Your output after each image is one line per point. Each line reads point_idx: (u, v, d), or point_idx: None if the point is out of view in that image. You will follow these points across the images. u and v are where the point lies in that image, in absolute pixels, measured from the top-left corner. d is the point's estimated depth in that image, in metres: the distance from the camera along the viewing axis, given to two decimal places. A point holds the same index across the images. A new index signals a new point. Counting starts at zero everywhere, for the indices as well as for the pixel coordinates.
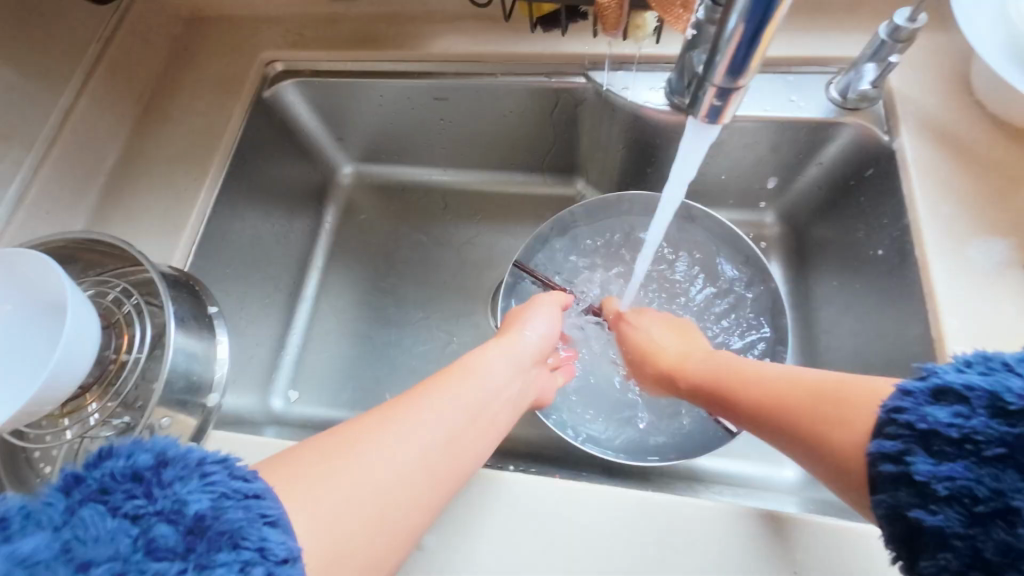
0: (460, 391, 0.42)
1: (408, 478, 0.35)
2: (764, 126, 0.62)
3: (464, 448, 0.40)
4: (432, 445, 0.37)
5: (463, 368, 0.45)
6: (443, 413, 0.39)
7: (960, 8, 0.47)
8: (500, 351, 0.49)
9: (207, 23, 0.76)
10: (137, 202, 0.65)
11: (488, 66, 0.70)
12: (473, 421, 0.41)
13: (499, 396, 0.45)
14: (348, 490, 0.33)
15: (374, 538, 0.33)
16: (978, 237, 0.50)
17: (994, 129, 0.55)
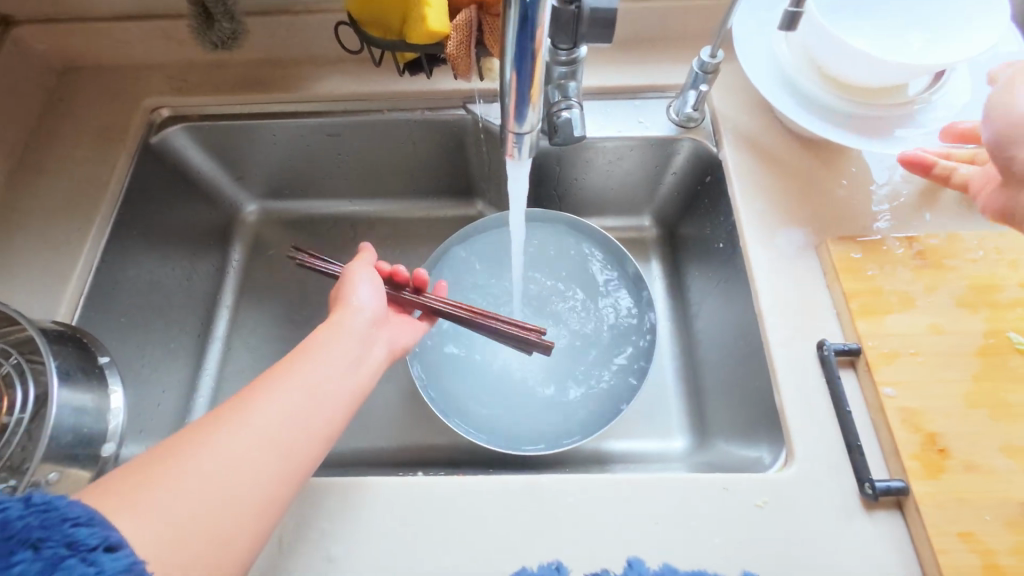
0: (293, 374, 0.45)
1: (247, 463, 0.39)
2: (622, 144, 0.72)
3: (304, 427, 0.42)
4: (263, 431, 0.40)
5: (300, 352, 0.47)
6: (270, 402, 0.42)
7: (743, 49, 0.60)
8: (333, 326, 0.50)
9: (83, 73, 0.75)
10: (15, 260, 0.63)
11: (375, 104, 0.75)
12: (311, 396, 0.44)
13: (340, 360, 0.47)
14: (180, 500, 0.36)
15: (223, 518, 0.37)
16: (785, 227, 0.62)
17: (793, 137, 0.68)
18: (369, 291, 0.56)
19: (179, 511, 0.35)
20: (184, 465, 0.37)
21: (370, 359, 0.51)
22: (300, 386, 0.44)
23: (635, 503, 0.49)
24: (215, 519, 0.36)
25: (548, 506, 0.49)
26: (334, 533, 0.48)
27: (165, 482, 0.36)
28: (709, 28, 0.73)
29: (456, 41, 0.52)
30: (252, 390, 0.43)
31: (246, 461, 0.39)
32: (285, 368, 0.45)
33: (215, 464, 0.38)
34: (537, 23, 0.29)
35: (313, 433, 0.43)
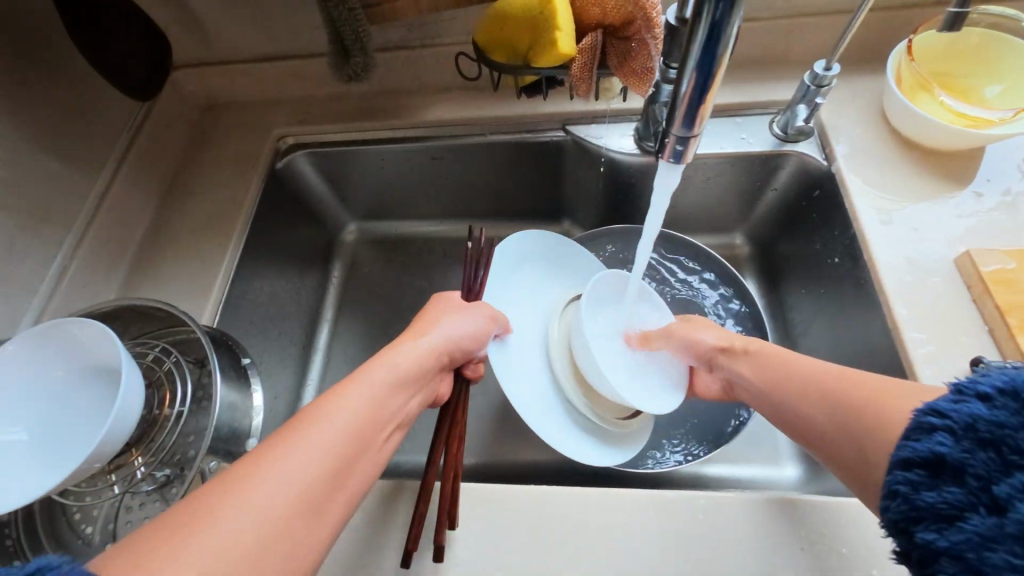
0: (333, 418, 0.39)
1: (292, 518, 0.33)
2: (723, 162, 0.72)
3: (353, 465, 0.38)
4: (313, 478, 0.35)
5: (350, 385, 0.42)
6: (324, 442, 0.37)
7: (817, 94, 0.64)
8: (395, 359, 0.46)
9: (223, 108, 0.84)
10: (167, 271, 0.70)
11: (478, 128, 0.79)
12: (363, 441, 0.39)
13: (392, 390, 0.44)
14: (221, 561, 0.29)
15: None
16: (915, 240, 0.59)
17: (910, 150, 0.65)
18: (473, 333, 0.53)
19: None
20: (241, 504, 0.32)
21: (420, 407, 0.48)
22: (356, 420, 0.39)
23: (777, 522, 0.47)
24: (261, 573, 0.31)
25: (681, 521, 0.48)
26: (464, 537, 0.49)
27: (199, 544, 0.29)
28: (810, 47, 0.73)
29: (579, 64, 0.55)
30: (302, 421, 0.38)
31: (293, 517, 0.33)
32: (336, 395, 0.40)
33: (269, 504, 0.33)
34: (723, 38, 0.31)
35: (356, 471, 0.38)
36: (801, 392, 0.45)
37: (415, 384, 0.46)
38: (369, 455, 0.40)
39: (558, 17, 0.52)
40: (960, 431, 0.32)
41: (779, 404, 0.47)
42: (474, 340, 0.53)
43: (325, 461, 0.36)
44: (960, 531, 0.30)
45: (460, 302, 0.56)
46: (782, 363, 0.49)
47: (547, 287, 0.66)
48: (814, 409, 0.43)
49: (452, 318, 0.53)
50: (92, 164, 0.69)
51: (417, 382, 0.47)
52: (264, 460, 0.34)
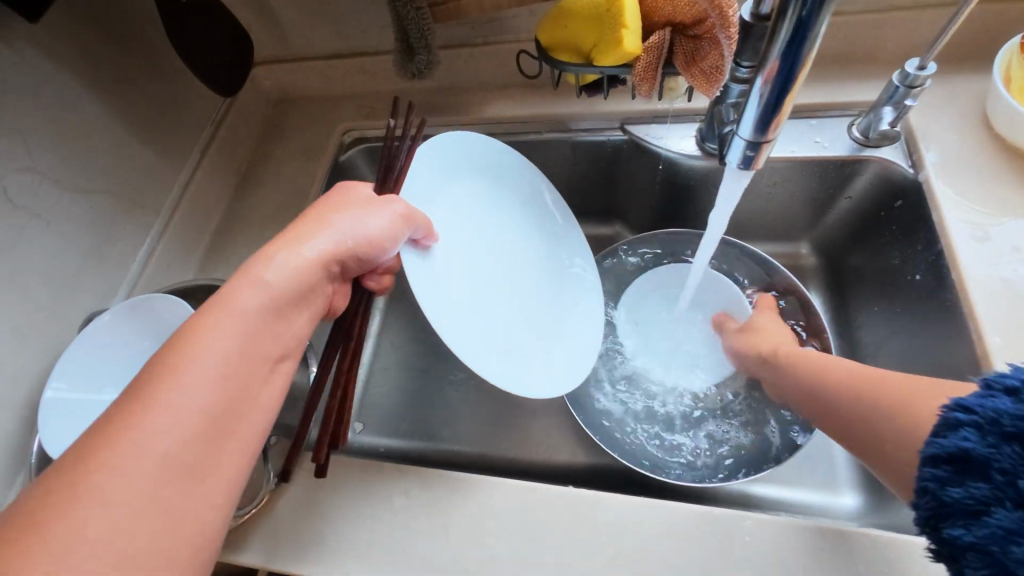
0: (214, 344, 0.37)
1: (189, 446, 0.34)
2: (794, 166, 0.67)
3: (232, 407, 0.37)
4: (201, 403, 0.35)
5: (228, 307, 0.39)
6: (207, 368, 0.36)
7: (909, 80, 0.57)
8: (275, 275, 0.42)
9: (294, 102, 0.89)
10: (238, 255, 0.75)
11: (535, 125, 0.78)
12: (249, 358, 0.38)
13: (265, 319, 0.41)
14: (124, 499, 0.31)
15: (176, 512, 0.33)
16: (1012, 261, 0.53)
17: (1012, 160, 0.59)
18: (370, 237, 0.47)
19: (110, 525, 0.30)
20: (106, 479, 0.31)
21: (311, 326, 0.45)
22: (221, 364, 0.37)
23: (832, 557, 0.44)
24: (173, 496, 0.33)
25: (724, 543, 0.46)
26: (499, 531, 0.50)
27: (96, 487, 0.30)
28: (899, 44, 0.67)
29: (644, 64, 0.53)
30: (156, 374, 0.35)
31: (192, 447, 0.34)
32: (195, 338, 0.37)
33: (140, 471, 0.32)
34: (812, 34, 0.28)
35: (237, 413, 0.37)
36: (839, 391, 0.47)
37: (296, 308, 0.43)
38: (251, 392, 0.38)
39: (626, 16, 0.51)
40: (985, 426, 0.33)
41: (817, 401, 0.49)
42: (375, 251, 0.48)
43: (194, 411, 0.35)
44: (986, 525, 0.31)
45: (349, 199, 0.50)
46: (816, 363, 0.52)
47: (478, 215, 0.62)
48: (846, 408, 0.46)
49: (339, 222, 0.47)
50: (179, 154, 0.75)
51: (298, 305, 0.44)
52: (122, 425, 0.33)
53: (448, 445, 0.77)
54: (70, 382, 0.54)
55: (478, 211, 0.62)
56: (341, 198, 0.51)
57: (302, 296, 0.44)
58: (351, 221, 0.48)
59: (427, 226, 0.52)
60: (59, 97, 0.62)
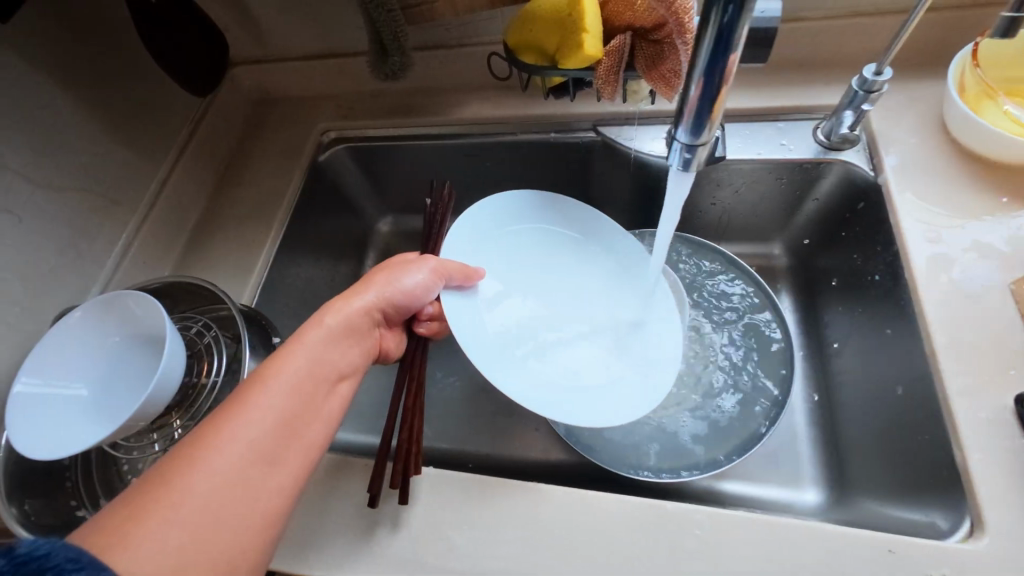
0: (281, 379, 0.43)
1: (254, 469, 0.38)
2: (760, 168, 0.68)
3: (302, 419, 0.42)
4: (268, 431, 0.40)
5: (294, 350, 0.46)
6: (276, 400, 0.41)
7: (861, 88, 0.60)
8: (334, 321, 0.49)
9: (274, 102, 0.90)
10: (215, 252, 0.76)
11: (510, 126, 0.79)
12: (310, 393, 0.44)
13: (330, 347, 0.48)
14: (197, 510, 0.34)
15: (239, 526, 0.36)
16: (963, 261, 0.54)
17: (969, 164, 0.60)
18: (414, 284, 0.54)
19: (181, 530, 0.33)
20: (198, 468, 0.35)
21: (363, 362, 0.51)
22: (293, 383, 0.43)
23: (779, 550, 0.45)
24: (237, 510, 0.36)
25: (676, 535, 0.47)
26: (459, 524, 0.50)
27: (177, 497, 0.34)
28: (863, 49, 0.69)
29: (605, 68, 0.54)
30: (245, 388, 0.41)
31: (256, 468, 0.38)
32: (276, 362, 0.44)
33: (226, 464, 0.37)
34: (733, 41, 0.30)
35: (305, 425, 0.42)
36: None
37: (351, 343, 0.50)
38: (315, 409, 0.44)
39: (585, 20, 0.52)
40: None
41: None
42: (420, 294, 0.55)
43: (273, 418, 0.40)
44: None
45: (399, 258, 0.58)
46: None
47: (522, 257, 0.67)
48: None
49: (387, 273, 0.54)
50: (155, 153, 0.76)
51: (353, 343, 0.50)
52: (207, 435, 0.37)
53: (422, 441, 0.78)
54: (39, 376, 0.55)
55: (526, 258, 0.67)
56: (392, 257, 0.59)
57: (356, 335, 0.51)
58: (399, 272, 0.55)
59: (462, 271, 0.58)
60: (32, 96, 0.62)
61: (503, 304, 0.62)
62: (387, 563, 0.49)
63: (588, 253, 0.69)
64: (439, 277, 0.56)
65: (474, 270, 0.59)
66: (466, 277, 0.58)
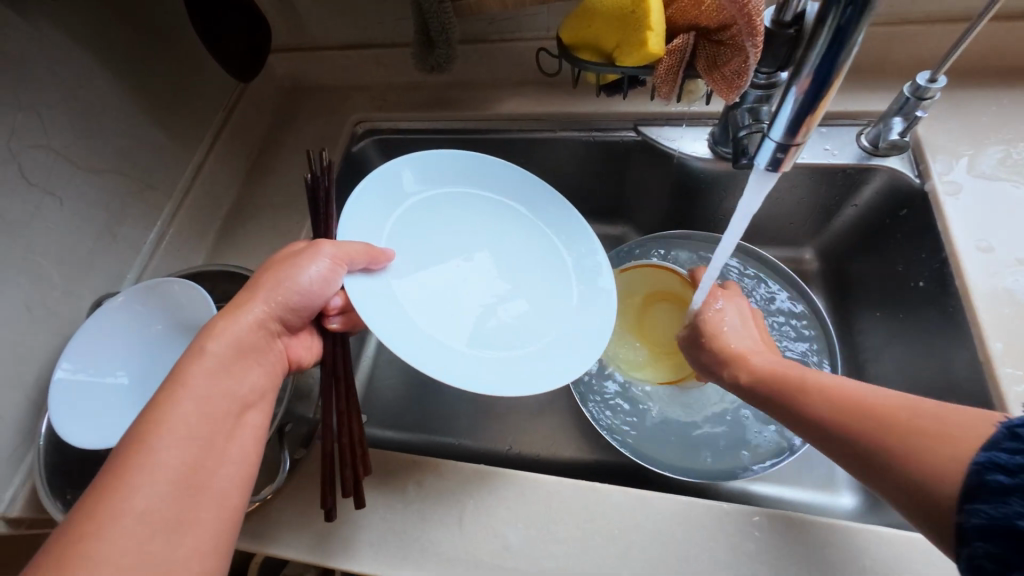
0: (170, 429, 0.39)
1: (153, 529, 0.36)
2: (803, 172, 0.69)
3: (202, 462, 0.39)
4: (160, 487, 0.37)
5: (177, 391, 0.41)
6: (159, 454, 0.38)
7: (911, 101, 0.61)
8: (218, 346, 0.45)
9: (305, 92, 0.89)
10: (247, 241, 0.75)
11: (549, 123, 0.79)
12: (207, 434, 0.41)
13: (224, 375, 0.44)
14: None
15: None
16: (1017, 272, 0.55)
17: (1014, 174, 0.61)
18: (309, 280, 0.49)
19: None
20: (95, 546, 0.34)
21: (271, 380, 0.48)
22: (187, 429, 0.40)
23: (838, 551, 0.45)
24: None
25: (736, 534, 0.47)
26: (512, 520, 0.50)
27: None
28: (908, 57, 0.69)
29: (666, 66, 0.55)
30: (125, 448, 0.38)
31: (159, 528, 0.36)
32: (163, 403, 0.40)
33: (125, 526, 0.35)
34: (851, 40, 0.29)
35: (210, 465, 0.40)
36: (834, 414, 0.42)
37: (247, 365, 0.46)
38: (219, 445, 0.41)
39: (651, 17, 0.51)
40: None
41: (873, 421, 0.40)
42: (319, 292, 0.51)
43: (170, 467, 0.38)
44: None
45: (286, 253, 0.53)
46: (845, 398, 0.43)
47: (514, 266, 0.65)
48: (857, 421, 0.40)
49: (275, 276, 0.49)
50: (191, 139, 0.74)
51: (249, 363, 0.47)
52: (87, 515, 0.35)
53: (452, 438, 0.77)
54: (79, 363, 0.53)
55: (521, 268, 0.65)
56: (281, 254, 0.53)
57: (250, 352, 0.47)
58: (284, 275, 0.49)
59: (366, 253, 0.53)
60: (77, 76, 0.61)
61: (432, 279, 0.60)
62: (441, 558, 0.49)
63: (541, 237, 0.67)
64: (340, 264, 0.51)
65: (378, 250, 0.55)
66: (372, 259, 0.54)
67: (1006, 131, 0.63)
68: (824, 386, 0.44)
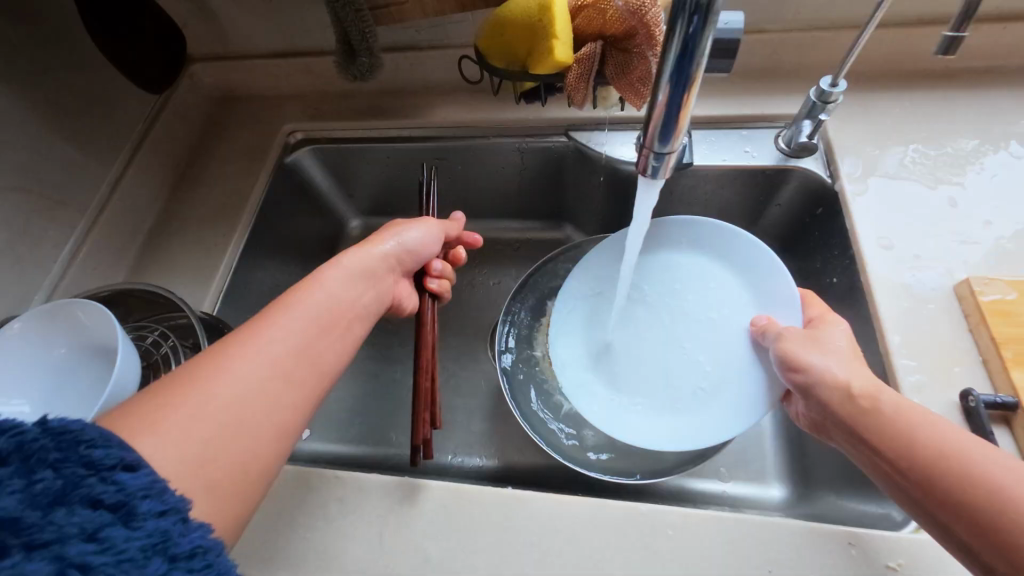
0: (274, 332, 0.42)
1: (240, 405, 0.37)
2: (726, 174, 0.71)
3: (277, 409, 0.39)
4: (258, 374, 0.39)
5: (290, 304, 0.45)
6: (260, 350, 0.40)
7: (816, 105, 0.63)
8: (336, 277, 0.50)
9: (236, 102, 0.87)
10: (172, 257, 0.72)
11: (482, 130, 0.79)
12: (312, 336, 0.44)
13: (328, 334, 0.45)
14: (175, 435, 0.34)
15: (217, 464, 0.35)
16: (917, 266, 0.57)
17: (916, 172, 0.64)
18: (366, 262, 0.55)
19: (171, 459, 0.33)
20: (192, 397, 0.36)
21: (372, 313, 0.52)
22: (293, 337, 0.42)
23: (747, 545, 0.47)
24: (217, 461, 0.35)
25: (650, 534, 0.48)
26: (433, 533, 0.50)
27: (169, 432, 0.34)
28: (820, 61, 0.72)
29: (575, 74, 0.55)
30: (214, 346, 0.40)
31: (241, 411, 0.37)
32: (235, 345, 0.40)
33: (205, 399, 0.36)
34: (696, 54, 0.31)
35: (284, 414, 0.39)
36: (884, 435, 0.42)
37: (356, 310, 0.49)
38: (301, 400, 0.41)
39: (555, 26, 0.52)
40: None
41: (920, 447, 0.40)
42: (371, 274, 0.53)
43: (223, 406, 0.37)
44: None
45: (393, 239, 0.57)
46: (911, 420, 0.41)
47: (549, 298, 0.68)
48: (891, 440, 0.41)
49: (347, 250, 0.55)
50: (107, 152, 0.72)
51: (362, 294, 0.51)
52: (185, 383, 0.36)
53: (393, 448, 0.76)
54: None
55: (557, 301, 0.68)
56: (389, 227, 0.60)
57: (365, 281, 0.52)
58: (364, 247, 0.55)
59: (422, 241, 0.60)
60: None
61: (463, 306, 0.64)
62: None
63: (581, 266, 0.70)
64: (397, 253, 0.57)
65: (430, 241, 0.62)
66: (423, 245, 0.60)
67: (908, 131, 0.66)
68: (883, 397, 0.44)
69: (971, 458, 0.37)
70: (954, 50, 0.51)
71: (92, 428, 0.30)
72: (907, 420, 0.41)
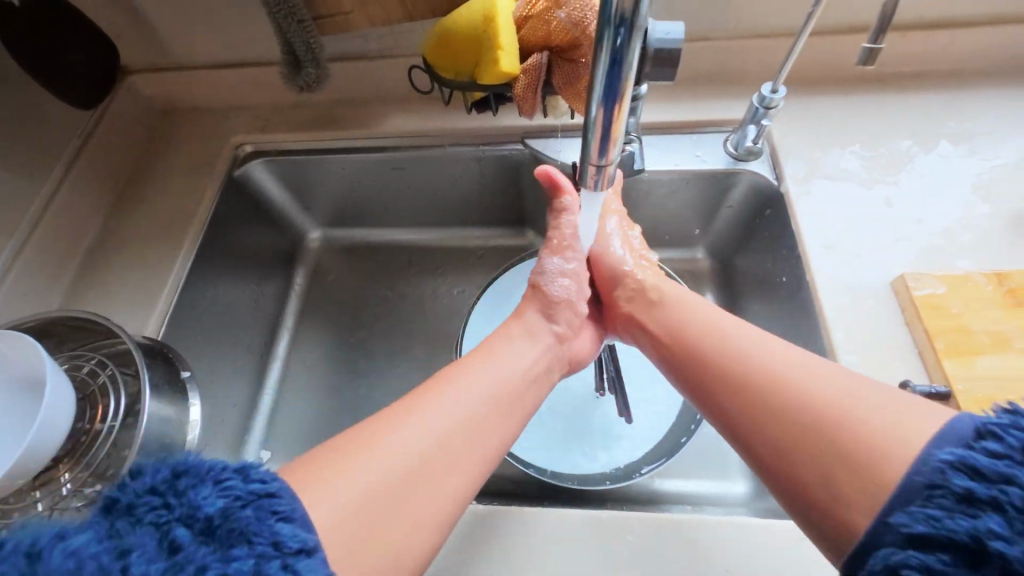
0: (441, 404, 0.44)
1: (407, 474, 0.39)
2: (679, 178, 0.72)
3: (445, 478, 0.40)
4: (425, 444, 0.41)
5: (448, 376, 0.47)
6: (427, 419, 0.43)
7: (759, 108, 0.65)
8: (522, 338, 0.54)
9: (180, 114, 0.83)
10: (111, 279, 0.69)
11: (438, 139, 0.78)
12: (487, 409, 0.46)
13: (495, 411, 0.46)
14: (343, 500, 0.36)
15: (379, 547, 0.36)
16: (858, 264, 0.60)
17: (854, 173, 0.67)
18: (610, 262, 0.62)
19: (340, 527, 0.35)
20: (356, 463, 0.38)
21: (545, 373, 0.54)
22: (473, 408, 0.45)
23: (705, 544, 0.47)
24: (384, 533, 0.36)
25: (607, 541, 0.49)
26: None
27: (334, 489, 0.36)
28: (765, 67, 0.74)
29: (524, 84, 0.55)
30: (390, 415, 0.42)
31: (413, 485, 0.39)
32: (411, 408, 0.43)
33: (377, 469, 0.38)
34: (626, 65, 0.31)
35: (456, 484, 0.41)
36: (770, 414, 0.40)
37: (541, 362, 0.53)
38: (467, 468, 0.42)
39: (499, 37, 0.52)
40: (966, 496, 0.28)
41: (791, 430, 0.38)
42: (535, 334, 0.56)
43: (388, 471, 0.38)
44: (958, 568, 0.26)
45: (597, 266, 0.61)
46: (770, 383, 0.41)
47: None
48: (775, 421, 0.39)
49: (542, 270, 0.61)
50: (36, 172, 0.68)
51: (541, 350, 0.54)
52: (356, 445, 0.39)
53: None
54: None
55: None
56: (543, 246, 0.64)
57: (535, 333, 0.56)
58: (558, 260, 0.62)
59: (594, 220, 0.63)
60: None
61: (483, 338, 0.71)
62: None
63: None
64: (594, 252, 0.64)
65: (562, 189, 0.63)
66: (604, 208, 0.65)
67: (846, 134, 0.69)
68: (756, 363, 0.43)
69: (859, 424, 0.36)
70: (872, 61, 0.53)
71: (287, 506, 0.32)
72: (782, 389, 0.40)
